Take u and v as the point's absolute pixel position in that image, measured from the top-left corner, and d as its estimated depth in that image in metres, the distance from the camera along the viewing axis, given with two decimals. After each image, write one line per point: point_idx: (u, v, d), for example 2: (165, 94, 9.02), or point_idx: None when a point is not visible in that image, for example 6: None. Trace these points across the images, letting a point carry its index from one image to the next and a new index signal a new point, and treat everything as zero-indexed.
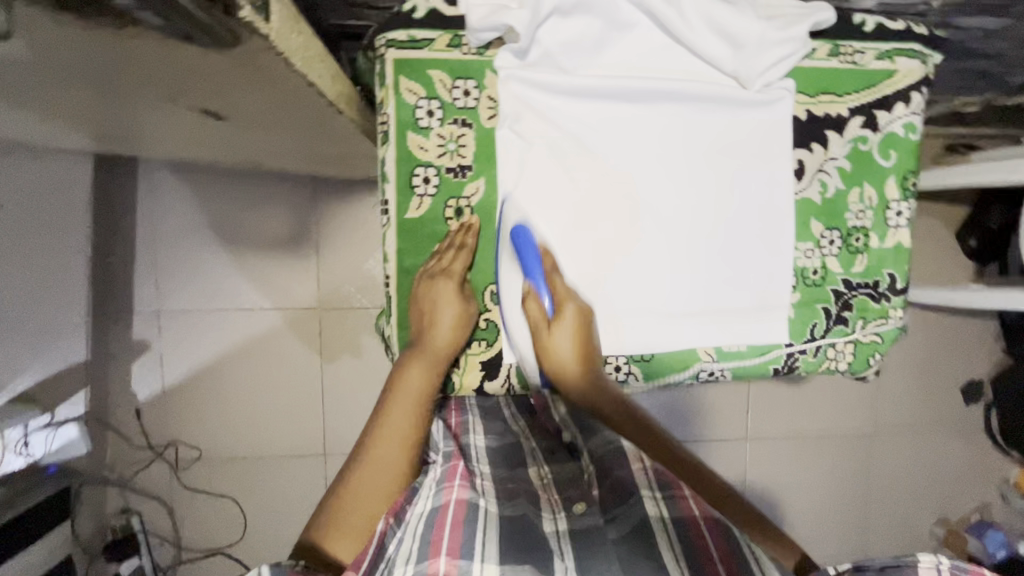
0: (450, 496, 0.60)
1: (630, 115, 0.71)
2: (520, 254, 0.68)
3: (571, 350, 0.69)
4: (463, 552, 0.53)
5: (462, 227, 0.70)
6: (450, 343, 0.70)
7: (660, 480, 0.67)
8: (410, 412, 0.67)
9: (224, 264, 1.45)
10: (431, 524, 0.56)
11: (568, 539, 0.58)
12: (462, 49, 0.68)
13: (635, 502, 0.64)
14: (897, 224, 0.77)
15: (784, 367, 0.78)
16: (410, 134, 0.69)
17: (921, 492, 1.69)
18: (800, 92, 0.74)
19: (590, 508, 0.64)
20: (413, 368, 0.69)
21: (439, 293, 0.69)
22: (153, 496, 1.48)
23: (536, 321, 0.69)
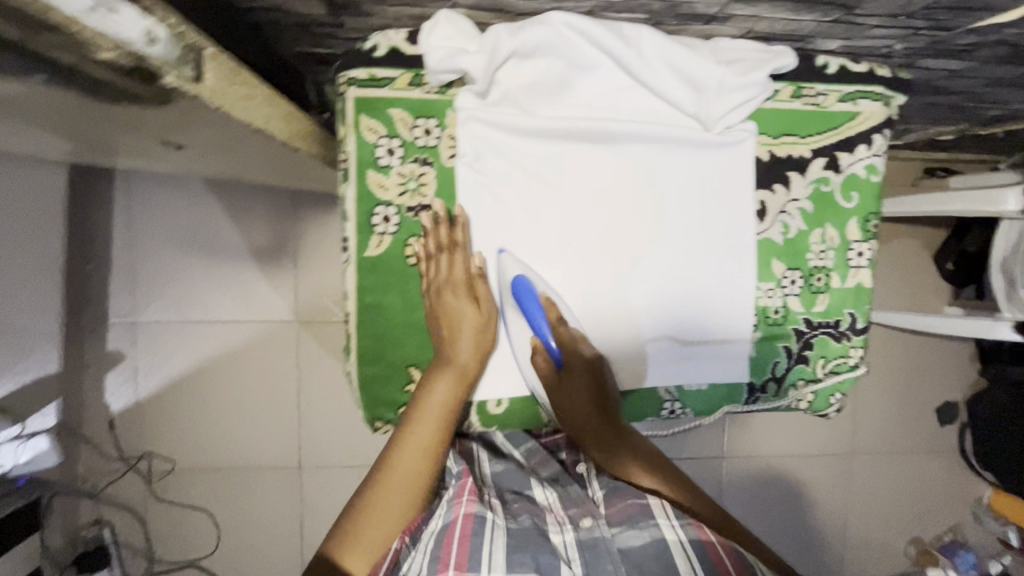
0: (459, 511, 0.63)
1: (593, 155, 0.72)
2: (524, 309, 0.70)
3: (584, 396, 0.73)
4: (471, 561, 0.57)
5: (440, 220, 0.70)
6: (471, 356, 0.70)
7: (676, 510, 0.67)
8: (432, 430, 0.68)
9: (202, 274, 1.43)
10: (441, 539, 0.60)
11: (576, 550, 0.62)
12: (423, 88, 0.68)
13: (650, 527, 0.64)
14: (858, 264, 0.77)
15: (745, 404, 0.79)
16: (370, 172, 0.69)
17: (896, 511, 1.70)
18: (763, 134, 0.74)
19: (598, 521, 0.66)
20: (439, 383, 0.69)
21: (450, 305, 0.70)
22: (126, 507, 1.47)
23: (547, 376, 0.72)
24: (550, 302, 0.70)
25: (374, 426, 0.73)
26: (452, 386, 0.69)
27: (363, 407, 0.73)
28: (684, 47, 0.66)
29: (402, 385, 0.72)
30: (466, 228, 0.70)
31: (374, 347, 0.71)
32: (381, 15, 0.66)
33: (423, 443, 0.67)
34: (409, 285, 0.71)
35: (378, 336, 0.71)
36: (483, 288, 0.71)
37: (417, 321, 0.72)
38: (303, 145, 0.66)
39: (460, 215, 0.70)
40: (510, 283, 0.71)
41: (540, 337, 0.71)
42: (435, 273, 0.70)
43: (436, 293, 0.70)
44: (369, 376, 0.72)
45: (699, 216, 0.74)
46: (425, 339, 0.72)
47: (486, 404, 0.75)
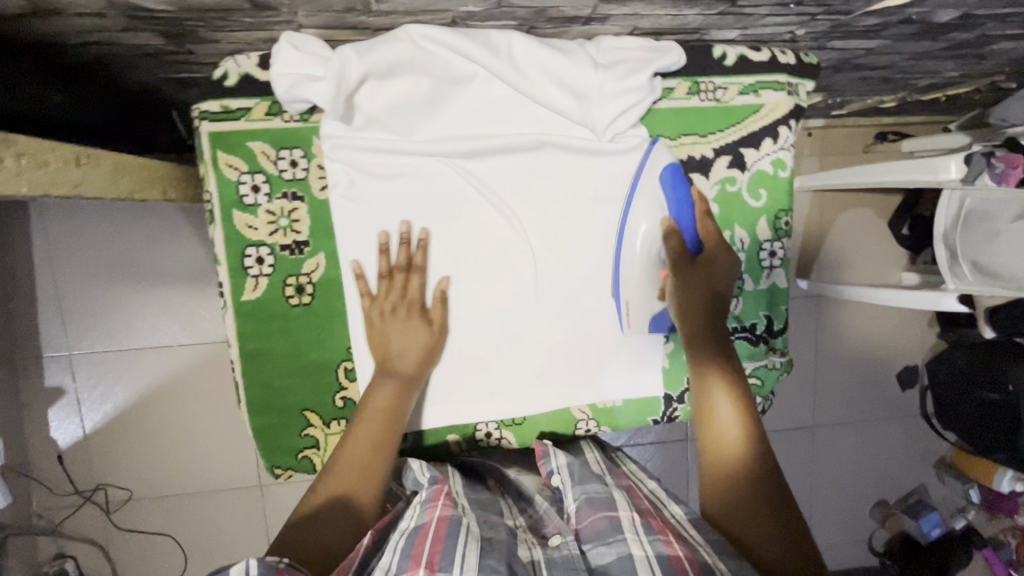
0: (433, 513, 0.59)
1: (483, 172, 0.66)
2: (670, 198, 0.68)
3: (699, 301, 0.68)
4: (442, 565, 0.52)
5: (404, 242, 0.66)
6: (416, 357, 0.66)
7: (647, 526, 0.60)
8: (379, 427, 0.63)
9: (135, 301, 1.38)
10: (414, 538, 0.56)
11: (545, 566, 0.57)
12: (283, 117, 0.62)
13: (617, 543, 0.58)
14: (772, 265, 0.74)
15: (665, 417, 0.77)
16: (236, 213, 0.64)
17: (859, 477, 1.72)
18: (660, 136, 0.69)
19: (567, 538, 0.62)
20: (382, 383, 0.64)
21: (397, 323, 0.65)
22: (87, 539, 1.45)
23: (680, 258, 0.69)
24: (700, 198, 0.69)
25: (276, 474, 0.70)
26: (395, 390, 0.64)
27: (264, 456, 0.70)
28: (560, 52, 0.60)
29: (299, 431, 0.69)
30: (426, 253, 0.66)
31: (265, 396, 0.68)
32: (226, 40, 0.60)
33: (375, 432, 0.62)
34: (292, 329, 0.67)
35: (269, 386, 0.68)
36: (440, 310, 0.67)
37: (307, 365, 0.68)
38: (153, 193, 0.60)
39: (382, 241, 0.65)
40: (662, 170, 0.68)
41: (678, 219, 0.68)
42: (386, 293, 0.66)
43: (381, 316, 0.65)
44: (265, 425, 0.68)
45: (600, 230, 0.69)
46: (318, 383, 0.68)
47: None
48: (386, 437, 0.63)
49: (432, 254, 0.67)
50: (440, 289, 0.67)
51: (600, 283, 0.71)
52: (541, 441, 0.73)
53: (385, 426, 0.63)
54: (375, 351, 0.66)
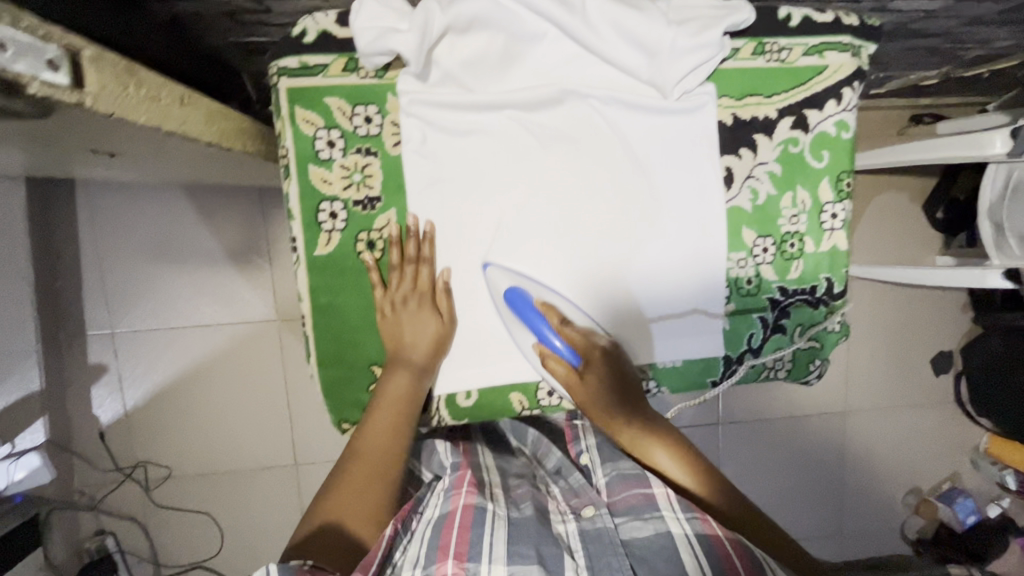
0: (458, 501, 0.63)
1: (551, 127, 0.67)
2: (522, 316, 0.67)
3: (604, 395, 0.68)
4: (470, 555, 0.56)
5: (413, 234, 0.67)
6: (426, 346, 0.68)
7: (684, 501, 0.62)
8: (392, 415, 0.66)
9: (178, 280, 1.40)
10: (441, 530, 0.59)
11: (578, 539, 0.61)
12: (359, 73, 0.64)
13: (654, 520, 0.61)
14: (832, 227, 0.74)
15: (722, 379, 0.77)
16: (312, 167, 0.65)
17: (895, 464, 1.69)
18: (725, 96, 0.69)
19: (600, 511, 0.65)
20: (392, 375, 0.67)
21: (409, 313, 0.67)
22: (126, 516, 1.47)
23: (560, 372, 0.68)
24: (548, 306, 0.67)
25: (344, 429, 0.71)
26: (408, 378, 0.67)
27: (330, 410, 0.71)
28: (632, 7, 0.61)
29: (367, 385, 0.70)
30: (434, 245, 0.68)
31: (335, 349, 0.69)
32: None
33: (388, 427, 0.65)
34: (363, 283, 0.68)
35: (339, 340, 0.69)
36: (446, 300, 0.69)
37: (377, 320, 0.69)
38: (236, 143, 0.61)
39: (431, 230, 0.67)
40: (501, 295, 0.68)
41: (543, 340, 0.67)
42: (399, 283, 0.68)
43: (393, 307, 0.68)
44: (335, 379, 0.70)
45: (663, 189, 0.70)
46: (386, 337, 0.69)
47: (455, 397, 0.72)
48: (398, 424, 0.66)
49: (439, 246, 0.68)
50: (442, 280, 0.68)
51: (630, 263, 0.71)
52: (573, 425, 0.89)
53: (396, 412, 0.66)
54: (388, 342, 0.68)
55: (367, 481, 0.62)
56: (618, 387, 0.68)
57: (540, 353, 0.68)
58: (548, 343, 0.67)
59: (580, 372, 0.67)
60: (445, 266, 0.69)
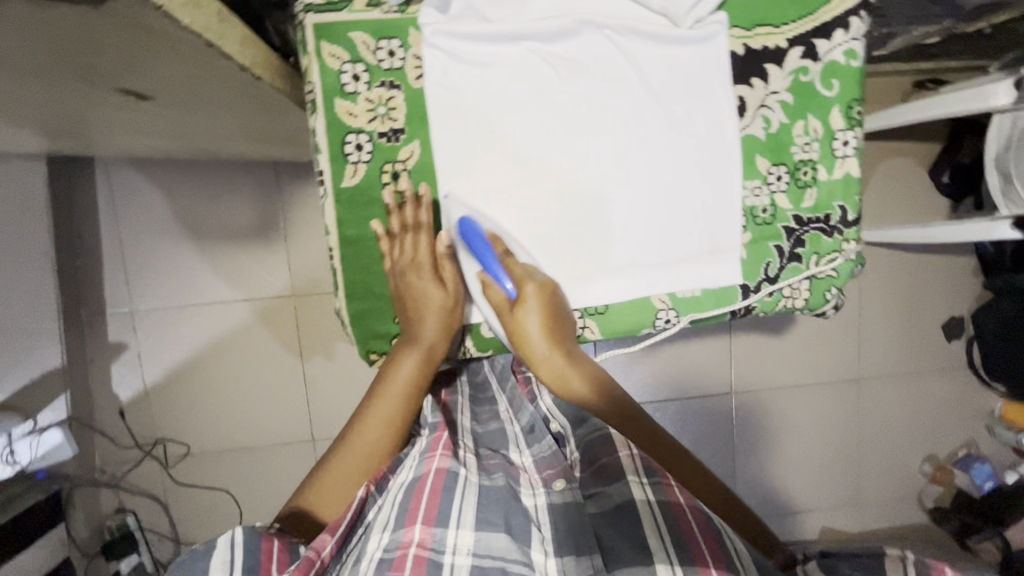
0: (431, 465, 0.63)
1: (568, 59, 0.69)
2: (473, 250, 0.68)
3: (540, 328, 0.68)
4: (438, 520, 0.58)
5: (409, 200, 0.69)
6: (443, 338, 0.70)
7: (647, 466, 0.63)
8: (393, 402, 0.68)
9: (195, 256, 1.42)
10: (411, 494, 0.60)
11: (543, 511, 0.62)
12: (382, 8, 0.66)
13: (619, 486, 0.62)
14: (844, 154, 0.75)
15: (741, 309, 0.77)
16: (337, 101, 0.67)
17: (910, 431, 1.68)
18: (736, 27, 0.71)
19: (570, 485, 0.65)
20: (403, 362, 0.69)
21: (412, 285, 0.69)
22: (146, 494, 1.48)
23: (501, 307, 0.69)
24: (495, 238, 0.69)
25: (371, 360, 0.73)
26: (418, 361, 0.69)
27: (356, 342, 0.73)
28: None
29: (393, 316, 0.72)
30: (432, 210, 0.69)
31: (361, 281, 0.71)
32: None
33: (385, 416, 0.67)
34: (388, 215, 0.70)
35: (365, 272, 0.70)
36: (453, 271, 0.70)
37: None
38: (264, 73, 0.62)
39: (426, 194, 0.69)
40: (455, 224, 0.69)
41: (488, 272, 0.68)
42: (401, 251, 0.69)
43: (402, 275, 0.69)
44: (363, 310, 0.71)
45: (677, 119, 0.72)
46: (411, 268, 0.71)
47: (479, 327, 0.75)
48: (397, 418, 0.68)
49: (442, 211, 0.70)
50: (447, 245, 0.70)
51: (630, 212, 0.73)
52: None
53: (398, 406, 0.68)
54: (400, 312, 0.70)
55: (359, 467, 0.66)
56: (553, 321, 0.69)
57: (483, 283, 0.69)
58: (496, 277, 0.68)
59: (516, 304, 0.68)
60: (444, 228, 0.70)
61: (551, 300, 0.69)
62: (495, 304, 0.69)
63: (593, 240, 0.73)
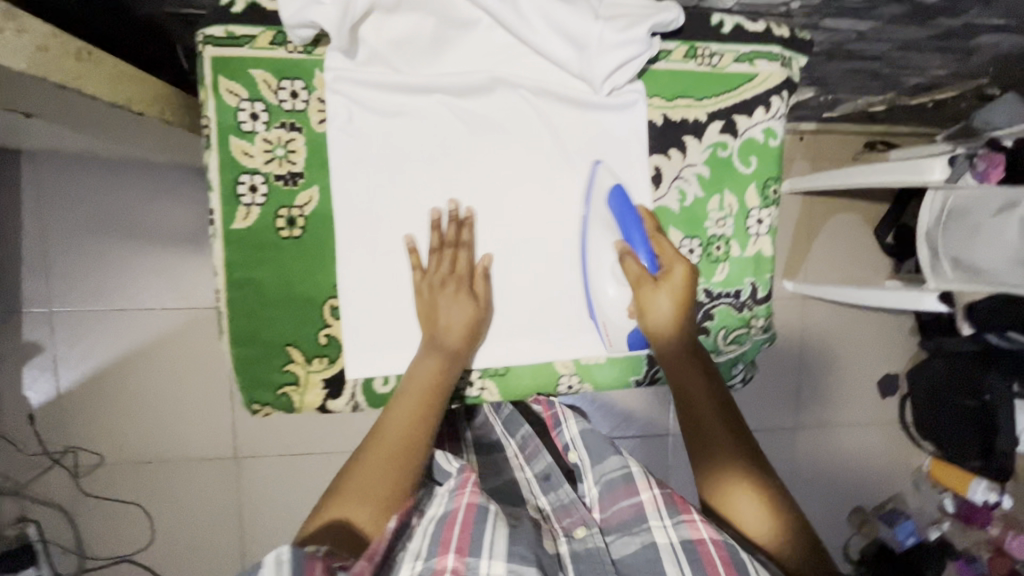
0: (461, 500, 0.60)
1: (481, 114, 0.67)
2: (619, 219, 0.68)
3: (671, 304, 0.67)
4: (471, 549, 0.55)
5: (434, 228, 0.68)
6: (460, 330, 0.68)
7: (670, 504, 0.64)
8: (422, 402, 0.65)
9: (130, 258, 1.30)
10: (443, 524, 0.57)
11: (570, 560, 0.61)
12: (287, 47, 0.63)
13: (642, 533, 0.63)
14: (758, 232, 0.75)
15: (647, 377, 0.78)
16: (232, 139, 0.64)
17: (842, 482, 1.68)
18: (656, 96, 0.71)
19: (591, 531, 0.66)
20: (421, 361, 0.67)
21: (446, 296, 0.67)
22: (51, 503, 1.33)
23: (638, 279, 0.67)
24: (648, 214, 0.70)
25: (254, 410, 0.69)
26: (441, 364, 0.67)
27: (241, 389, 0.69)
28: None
29: (279, 365, 0.68)
30: (472, 231, 0.69)
31: (248, 327, 0.67)
32: None
33: (413, 414, 0.64)
34: (282, 261, 0.67)
35: (252, 318, 0.67)
36: (484, 285, 0.69)
37: (294, 299, 0.68)
38: (147, 109, 0.59)
39: (471, 216, 0.69)
40: (606, 191, 0.70)
41: (632, 241, 0.67)
42: (437, 267, 0.68)
43: (431, 289, 0.68)
44: (247, 357, 0.68)
45: (591, 184, 0.71)
46: (302, 316, 0.68)
47: (373, 382, 0.71)
48: (425, 414, 0.65)
49: (478, 231, 0.70)
50: (485, 264, 0.69)
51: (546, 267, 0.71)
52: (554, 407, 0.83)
53: (424, 403, 0.65)
54: (422, 319, 0.68)
55: (390, 463, 0.62)
56: (683, 303, 0.68)
57: (621, 252, 0.67)
58: (638, 250, 0.67)
59: (658, 279, 0.67)
60: (484, 252, 0.70)
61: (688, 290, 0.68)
62: (628, 273, 0.67)
63: (500, 298, 0.71)
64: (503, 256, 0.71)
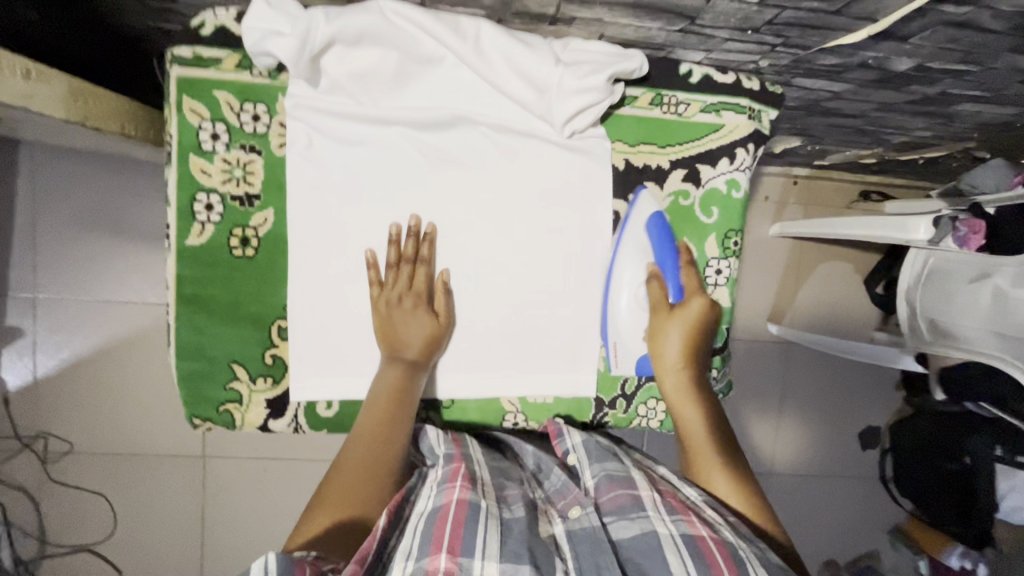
0: (452, 496, 0.56)
1: (440, 149, 0.68)
2: (655, 250, 0.70)
3: (682, 335, 0.70)
4: (464, 549, 0.51)
5: (412, 234, 0.68)
6: (426, 341, 0.68)
7: (669, 505, 0.61)
8: (386, 407, 0.64)
9: (126, 254, 1.28)
10: (433, 522, 0.54)
11: (567, 543, 0.57)
12: (252, 71, 0.65)
13: (642, 519, 0.59)
14: (716, 282, 0.75)
15: (593, 421, 0.77)
16: (192, 157, 0.65)
17: (812, 533, 1.59)
18: (619, 141, 0.71)
19: (586, 510, 0.61)
20: (384, 371, 0.67)
21: (406, 313, 0.67)
22: (16, 488, 1.29)
23: (658, 304, 0.71)
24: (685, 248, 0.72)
25: (194, 424, 0.70)
26: (405, 372, 0.66)
27: (184, 402, 0.69)
28: (523, 44, 0.62)
29: (223, 382, 0.69)
30: (433, 245, 0.69)
31: (194, 342, 0.68)
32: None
33: (381, 416, 0.64)
34: (232, 278, 0.67)
35: (200, 334, 0.67)
36: (444, 299, 0.69)
37: (240, 317, 0.68)
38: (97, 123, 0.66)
39: (432, 233, 0.69)
40: (645, 219, 0.70)
41: (662, 267, 0.71)
42: (395, 282, 0.68)
43: (388, 306, 0.67)
44: (190, 371, 0.68)
45: (548, 224, 0.70)
46: (248, 335, 0.68)
47: (316, 407, 0.70)
48: (393, 416, 0.64)
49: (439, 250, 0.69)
50: (441, 279, 0.69)
51: (498, 303, 0.71)
52: (555, 420, 0.74)
53: (389, 405, 0.64)
54: (383, 342, 0.68)
55: (366, 470, 0.60)
56: (696, 337, 0.71)
57: (649, 274, 0.71)
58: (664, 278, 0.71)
59: (675, 308, 0.71)
60: (443, 266, 0.70)
61: (705, 324, 0.71)
62: (652, 295, 0.71)
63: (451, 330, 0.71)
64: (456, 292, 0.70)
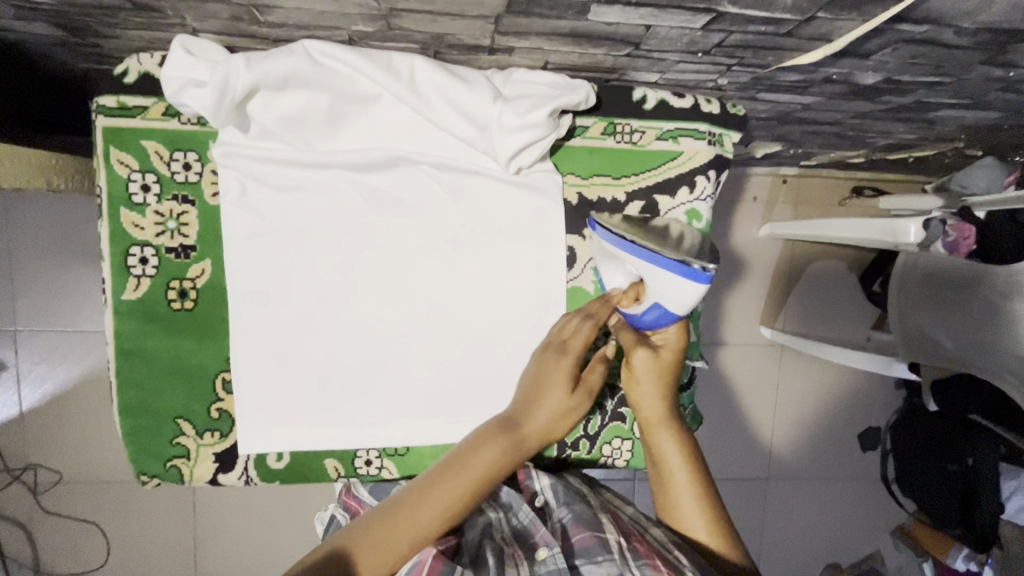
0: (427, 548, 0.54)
1: (382, 189, 0.65)
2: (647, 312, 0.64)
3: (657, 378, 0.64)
4: None
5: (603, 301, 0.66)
6: (539, 438, 0.63)
7: (634, 551, 0.59)
8: (464, 488, 0.57)
9: (98, 284, 1.24)
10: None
11: None
12: (179, 118, 0.62)
13: (607, 564, 0.58)
14: None
15: (556, 462, 0.74)
16: (123, 210, 0.63)
17: (818, 539, 1.54)
18: (571, 174, 0.68)
19: (553, 552, 0.59)
20: (487, 447, 0.60)
21: (554, 393, 0.63)
22: (8, 519, 1.28)
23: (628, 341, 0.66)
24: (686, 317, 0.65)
25: (143, 480, 0.68)
26: (503, 454, 0.60)
27: (131, 459, 0.68)
28: (459, 79, 0.59)
29: (170, 438, 0.67)
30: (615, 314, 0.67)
31: (136, 399, 0.66)
32: (129, 39, 0.59)
33: (455, 494, 0.57)
34: (172, 333, 0.65)
35: (142, 391, 0.66)
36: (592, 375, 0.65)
37: (183, 371, 0.66)
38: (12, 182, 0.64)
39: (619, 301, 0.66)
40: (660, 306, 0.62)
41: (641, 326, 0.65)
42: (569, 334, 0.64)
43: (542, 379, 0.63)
44: (135, 429, 0.66)
45: (499, 263, 0.67)
46: (192, 390, 0.66)
47: (266, 458, 0.68)
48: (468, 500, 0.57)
49: (386, 295, 0.67)
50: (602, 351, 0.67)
51: (451, 346, 0.68)
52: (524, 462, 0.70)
53: (475, 488, 0.58)
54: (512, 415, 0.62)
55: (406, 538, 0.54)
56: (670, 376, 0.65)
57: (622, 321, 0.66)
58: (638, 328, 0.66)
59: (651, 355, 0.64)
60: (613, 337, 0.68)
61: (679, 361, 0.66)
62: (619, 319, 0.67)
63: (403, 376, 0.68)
64: (405, 337, 0.68)
